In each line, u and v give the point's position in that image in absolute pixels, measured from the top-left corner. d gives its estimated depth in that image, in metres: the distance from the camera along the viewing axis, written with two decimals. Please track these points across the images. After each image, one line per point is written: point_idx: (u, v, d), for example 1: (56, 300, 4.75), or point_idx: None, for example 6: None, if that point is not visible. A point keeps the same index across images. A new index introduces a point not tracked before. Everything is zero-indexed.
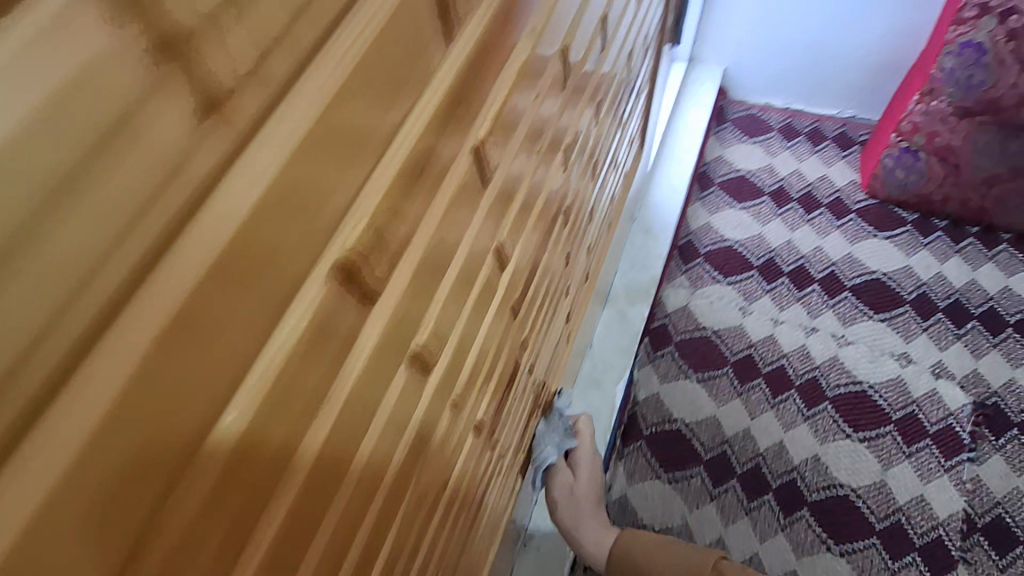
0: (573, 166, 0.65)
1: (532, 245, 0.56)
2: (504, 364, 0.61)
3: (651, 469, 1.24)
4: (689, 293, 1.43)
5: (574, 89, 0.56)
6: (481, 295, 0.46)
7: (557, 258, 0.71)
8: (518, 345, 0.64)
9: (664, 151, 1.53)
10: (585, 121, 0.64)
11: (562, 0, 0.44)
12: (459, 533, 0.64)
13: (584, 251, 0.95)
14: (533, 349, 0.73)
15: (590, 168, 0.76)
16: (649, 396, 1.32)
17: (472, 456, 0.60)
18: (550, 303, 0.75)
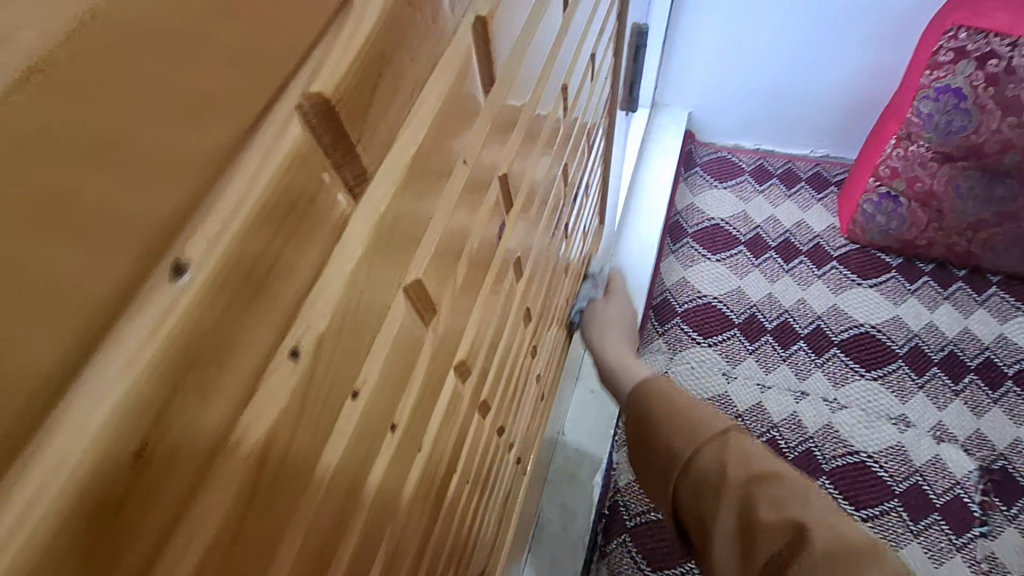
0: (519, 301, 0.54)
1: (459, 437, 0.43)
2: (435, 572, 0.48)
3: (637, 568, 1.10)
4: (667, 359, 1.32)
5: (509, 225, 0.44)
6: (385, 562, 0.33)
7: (513, 398, 0.59)
8: (461, 530, 0.49)
9: (631, 204, 1.43)
10: (531, 248, 0.53)
11: (469, 153, 0.33)
12: None
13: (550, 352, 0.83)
14: (489, 507, 0.60)
15: (545, 281, 0.64)
16: (631, 481, 1.18)
17: None
18: (507, 444, 0.63)
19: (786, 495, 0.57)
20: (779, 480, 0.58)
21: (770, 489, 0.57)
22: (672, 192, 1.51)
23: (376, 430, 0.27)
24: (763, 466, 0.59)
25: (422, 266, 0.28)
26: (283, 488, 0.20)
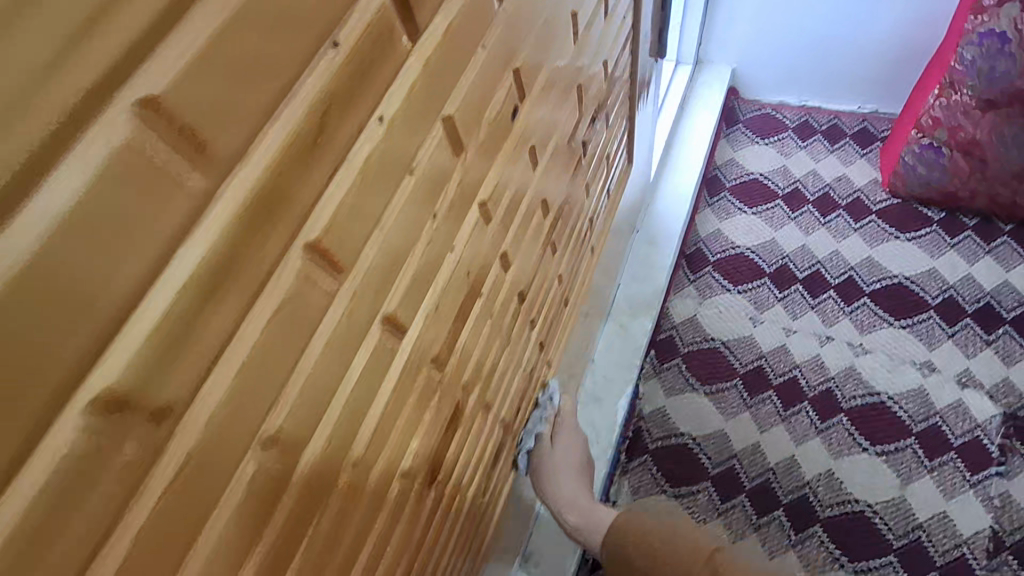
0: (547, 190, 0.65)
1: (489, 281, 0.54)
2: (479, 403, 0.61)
3: (657, 483, 1.24)
4: (697, 303, 1.41)
5: (524, 114, 0.51)
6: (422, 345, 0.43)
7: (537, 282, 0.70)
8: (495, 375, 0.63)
9: (669, 156, 1.50)
10: (557, 143, 0.63)
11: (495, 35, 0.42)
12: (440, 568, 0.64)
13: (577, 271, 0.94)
14: (511, 384, 0.70)
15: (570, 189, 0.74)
16: (655, 409, 1.31)
17: (435, 517, 0.58)
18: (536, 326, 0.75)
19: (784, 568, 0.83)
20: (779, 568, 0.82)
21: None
22: (711, 148, 1.58)
23: (410, 235, 0.38)
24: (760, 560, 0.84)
25: (446, 120, 0.38)
26: (349, 243, 0.32)
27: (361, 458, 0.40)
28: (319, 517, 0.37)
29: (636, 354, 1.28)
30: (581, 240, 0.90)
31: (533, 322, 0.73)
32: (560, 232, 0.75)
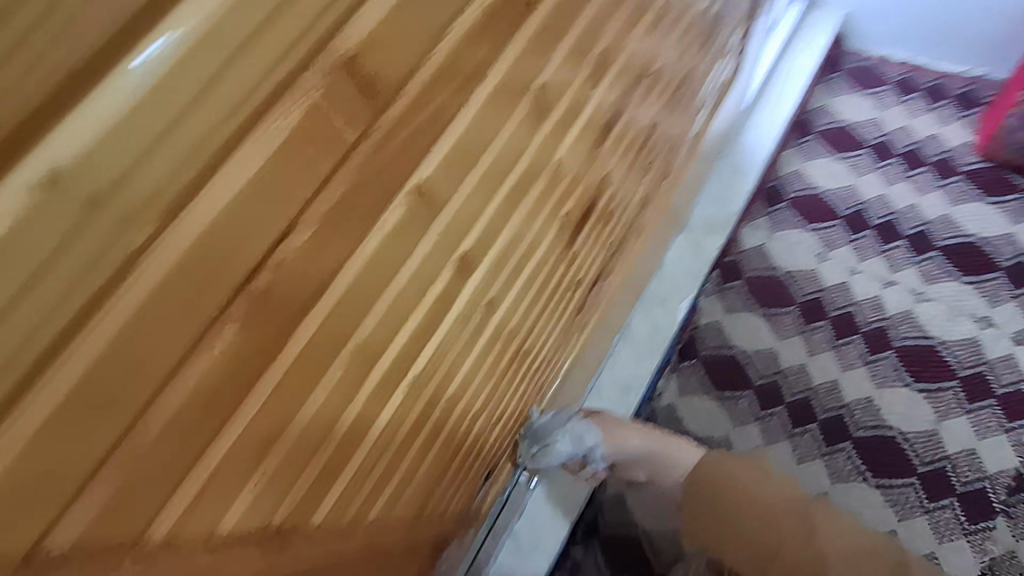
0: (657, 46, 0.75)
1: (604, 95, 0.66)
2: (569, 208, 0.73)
3: (703, 386, 1.35)
4: (768, 234, 1.48)
5: None
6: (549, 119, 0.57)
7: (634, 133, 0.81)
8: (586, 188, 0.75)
9: (765, 90, 1.54)
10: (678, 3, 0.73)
11: None
12: (514, 347, 0.78)
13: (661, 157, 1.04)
14: (591, 211, 0.82)
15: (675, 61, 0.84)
16: (711, 322, 1.39)
17: (527, 287, 0.71)
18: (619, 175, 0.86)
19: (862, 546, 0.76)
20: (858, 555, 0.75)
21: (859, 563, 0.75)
22: (807, 91, 1.60)
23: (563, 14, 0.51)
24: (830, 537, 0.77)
25: None
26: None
27: (498, 174, 0.53)
28: (482, 203, 0.50)
29: (704, 265, 1.35)
30: (670, 127, 0.98)
31: (625, 169, 0.84)
32: (661, 97, 0.85)
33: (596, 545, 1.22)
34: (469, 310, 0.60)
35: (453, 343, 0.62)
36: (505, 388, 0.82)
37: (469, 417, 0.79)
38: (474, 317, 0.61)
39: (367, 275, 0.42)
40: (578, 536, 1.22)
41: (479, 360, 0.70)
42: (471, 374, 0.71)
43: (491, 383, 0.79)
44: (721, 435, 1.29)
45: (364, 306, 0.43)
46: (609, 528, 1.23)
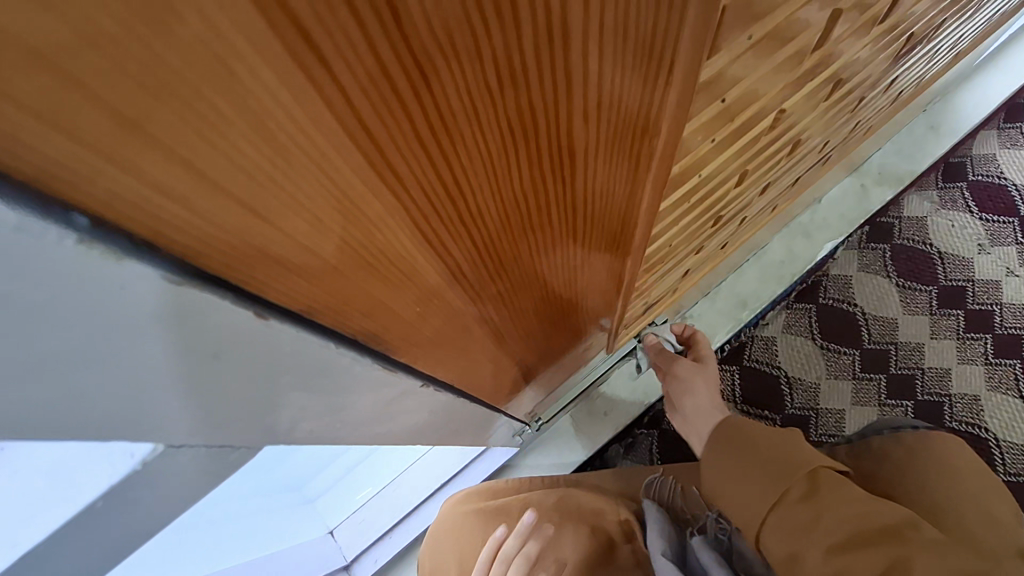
0: None
1: None
2: (914, 42, 0.58)
3: (809, 330, 1.30)
4: (933, 209, 1.37)
5: None
6: None
7: (984, 4, 0.67)
8: (930, 37, 0.62)
9: (995, 63, 1.46)
10: None
11: None
12: (761, 201, 0.69)
13: (939, 70, 0.90)
14: (896, 81, 0.69)
15: None
16: (840, 275, 1.33)
17: (821, 136, 0.61)
18: (936, 51, 0.72)
19: (903, 517, 0.50)
20: (875, 514, 0.51)
21: (855, 562, 0.49)
22: None
23: None
24: (862, 491, 0.54)
25: None
26: None
27: None
28: None
29: (864, 212, 1.35)
30: (963, 50, 0.87)
31: (937, 50, 0.72)
32: None
33: (657, 432, 1.20)
34: (806, 126, 0.50)
35: (772, 159, 0.51)
36: (717, 248, 0.74)
37: (686, 273, 0.73)
38: (795, 141, 0.53)
39: None
40: (641, 423, 1.20)
41: (746, 203, 0.62)
42: (739, 210, 0.62)
43: (723, 237, 0.71)
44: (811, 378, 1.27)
45: (839, 29, 0.33)
46: (672, 425, 1.19)
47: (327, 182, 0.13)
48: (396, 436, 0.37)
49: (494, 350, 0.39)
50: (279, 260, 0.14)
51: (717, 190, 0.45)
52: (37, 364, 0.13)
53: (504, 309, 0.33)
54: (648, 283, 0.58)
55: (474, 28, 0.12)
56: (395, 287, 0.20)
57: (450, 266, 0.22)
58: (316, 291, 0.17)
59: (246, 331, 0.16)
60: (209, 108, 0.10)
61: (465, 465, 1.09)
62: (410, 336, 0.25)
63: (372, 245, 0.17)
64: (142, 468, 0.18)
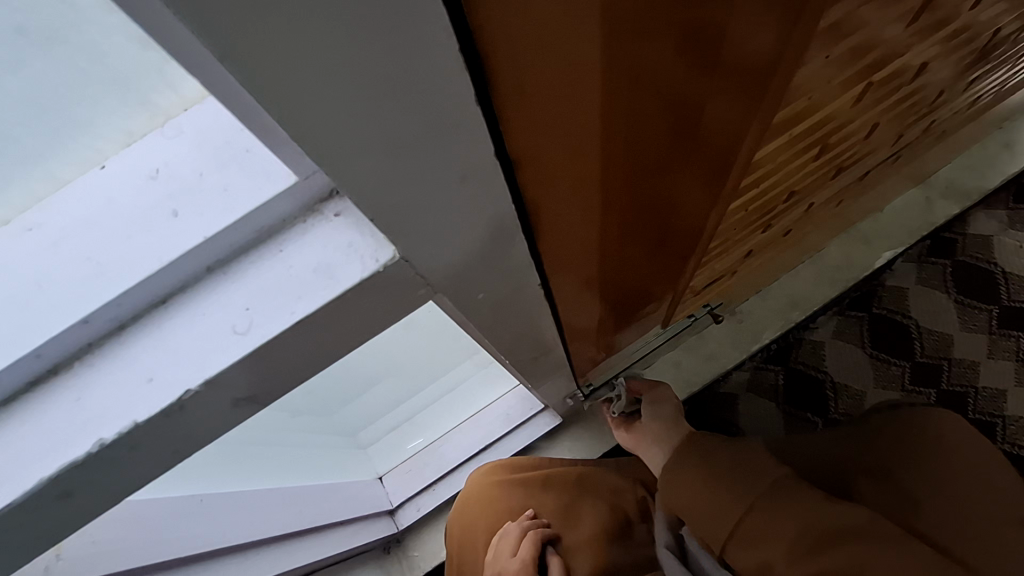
0: None
1: None
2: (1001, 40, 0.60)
3: (861, 339, 1.30)
4: (1001, 228, 1.34)
5: None
6: None
7: None
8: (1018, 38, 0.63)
9: None
10: None
11: None
12: (829, 190, 0.72)
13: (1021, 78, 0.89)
14: (976, 81, 0.71)
15: None
16: (897, 286, 1.33)
17: (892, 128, 0.64)
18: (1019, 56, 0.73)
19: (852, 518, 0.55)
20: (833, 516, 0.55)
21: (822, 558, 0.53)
22: None
23: None
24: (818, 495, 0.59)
25: None
26: None
27: None
28: None
29: (926, 225, 1.34)
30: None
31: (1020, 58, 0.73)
32: None
33: (697, 422, 1.25)
34: (885, 108, 0.54)
35: (847, 141, 0.55)
36: (782, 230, 0.77)
37: (752, 252, 0.76)
38: (874, 123, 0.56)
39: None
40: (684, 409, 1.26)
41: (818, 184, 0.65)
42: (811, 189, 0.65)
43: (791, 218, 0.73)
44: (858, 386, 1.26)
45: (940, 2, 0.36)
46: (712, 417, 1.25)
47: (548, 33, 0.20)
48: (501, 336, 0.44)
49: (597, 275, 0.44)
50: (522, 101, 0.22)
51: (800, 159, 0.50)
52: (391, 123, 0.20)
53: (621, 232, 0.40)
54: (718, 250, 0.62)
55: None
56: (567, 164, 0.28)
57: (590, 150, 0.29)
58: (528, 142, 0.25)
59: (481, 148, 0.23)
60: None
61: (510, 431, 1.15)
62: (558, 222, 0.33)
63: (568, 117, 0.25)
64: (382, 269, 0.27)
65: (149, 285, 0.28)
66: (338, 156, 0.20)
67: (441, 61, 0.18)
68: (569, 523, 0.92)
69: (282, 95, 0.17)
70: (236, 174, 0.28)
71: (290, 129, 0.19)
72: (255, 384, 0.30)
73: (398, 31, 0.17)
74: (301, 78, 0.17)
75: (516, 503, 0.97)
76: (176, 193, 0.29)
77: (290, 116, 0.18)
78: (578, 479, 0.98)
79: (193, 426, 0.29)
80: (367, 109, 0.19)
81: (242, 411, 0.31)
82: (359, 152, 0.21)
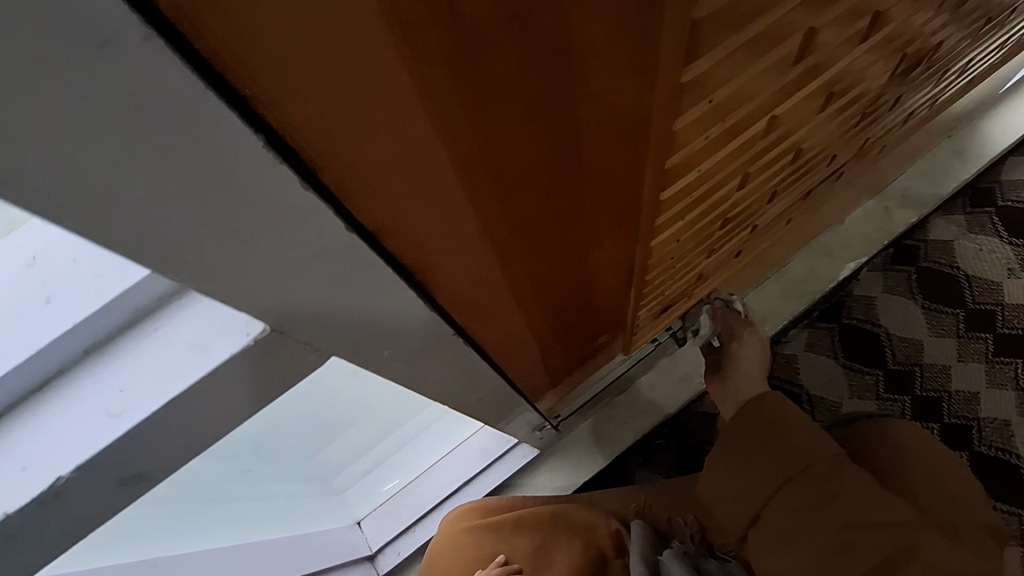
0: None
1: None
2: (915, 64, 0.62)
3: (833, 349, 1.31)
4: (960, 232, 1.37)
5: None
6: None
7: (986, 34, 0.72)
8: (934, 61, 0.66)
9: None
10: None
11: None
12: (769, 212, 0.74)
13: (950, 95, 0.92)
14: (902, 100, 0.73)
15: None
16: (865, 295, 1.34)
17: (823, 151, 0.66)
18: (942, 74, 0.75)
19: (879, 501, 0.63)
20: (851, 493, 0.64)
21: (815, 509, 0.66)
22: None
23: None
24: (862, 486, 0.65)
25: None
26: None
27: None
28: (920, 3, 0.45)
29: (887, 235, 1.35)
30: (976, 76, 0.91)
31: (944, 75, 0.76)
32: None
33: (675, 445, 1.24)
34: (804, 136, 0.55)
35: (771, 169, 0.56)
36: (730, 252, 0.78)
37: (701, 276, 0.77)
38: (798, 151, 0.58)
39: None
40: (661, 432, 1.25)
41: (755, 209, 0.67)
42: (749, 214, 0.67)
43: (736, 240, 0.75)
44: (834, 398, 1.27)
45: (820, 43, 0.38)
46: (693, 439, 1.24)
47: (385, 149, 0.20)
48: (432, 386, 0.45)
49: (523, 318, 0.45)
50: (382, 203, 0.23)
51: (721, 190, 0.51)
52: (220, 222, 0.20)
53: (548, 279, 0.41)
54: (661, 280, 0.64)
55: (490, 70, 0.20)
56: (464, 245, 0.29)
57: (485, 231, 0.30)
58: (407, 238, 0.26)
59: (333, 233, 0.23)
60: (345, 56, 0.16)
61: (486, 467, 1.14)
62: (473, 286, 0.34)
63: (447, 212, 0.26)
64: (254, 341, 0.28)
65: (20, 374, 0.28)
66: (183, 252, 0.20)
67: (252, 161, 0.19)
68: (539, 567, 0.92)
69: (82, 212, 0.17)
70: (109, 258, 0.28)
71: (105, 240, 0.19)
72: (143, 458, 0.30)
73: (191, 143, 0.17)
74: (96, 193, 0.17)
75: (488, 549, 0.96)
76: (50, 280, 0.28)
77: (109, 227, 0.18)
78: (549, 518, 0.96)
79: (81, 503, 0.30)
80: (187, 213, 0.19)
81: (129, 490, 0.31)
82: (195, 252, 0.21)
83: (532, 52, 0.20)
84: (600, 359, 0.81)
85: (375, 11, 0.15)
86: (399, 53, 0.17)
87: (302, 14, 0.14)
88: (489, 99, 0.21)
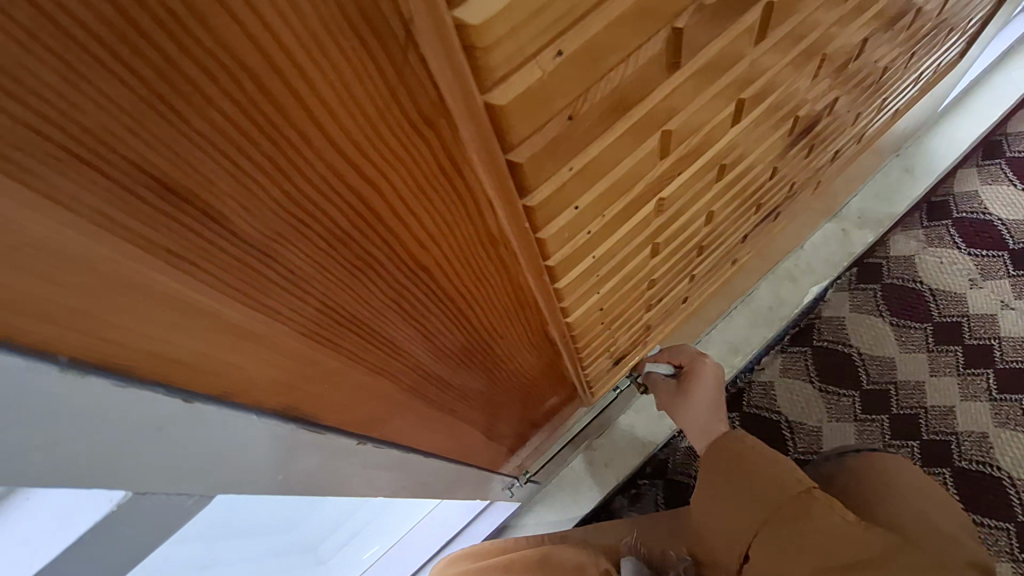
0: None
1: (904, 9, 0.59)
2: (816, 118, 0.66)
3: (808, 373, 1.32)
4: (920, 247, 1.40)
5: None
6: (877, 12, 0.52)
7: (885, 80, 0.76)
8: (834, 113, 0.70)
9: (964, 106, 1.51)
10: None
11: None
12: (704, 262, 0.77)
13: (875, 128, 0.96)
14: (818, 145, 0.76)
15: (953, 17, 0.77)
16: (834, 316, 1.36)
17: (743, 204, 0.70)
18: (853, 117, 0.79)
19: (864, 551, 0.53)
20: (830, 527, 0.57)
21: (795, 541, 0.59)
22: (1004, 115, 1.51)
23: None
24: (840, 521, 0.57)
25: None
26: None
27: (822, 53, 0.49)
28: (786, 83, 0.48)
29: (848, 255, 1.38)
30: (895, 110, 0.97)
31: (855, 118, 0.81)
32: (924, 48, 0.78)
33: (661, 483, 1.23)
34: (711, 201, 0.58)
35: (684, 232, 0.59)
36: (673, 301, 0.79)
37: (647, 327, 0.78)
38: (711, 212, 0.61)
39: (706, 80, 0.37)
40: (645, 472, 1.24)
41: (684, 264, 0.69)
42: (679, 269, 0.69)
43: (675, 291, 0.77)
44: (813, 423, 1.27)
45: (680, 138, 0.41)
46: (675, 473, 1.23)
47: (222, 346, 0.23)
48: (357, 487, 0.45)
49: (439, 407, 0.47)
50: (230, 374, 0.25)
51: (630, 263, 0.53)
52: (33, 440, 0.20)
53: (459, 372, 0.44)
54: (599, 344, 0.66)
55: (303, 264, 0.23)
56: (346, 380, 0.32)
57: (367, 363, 0.33)
58: (274, 391, 0.28)
59: (174, 410, 0.24)
60: (124, 279, 0.18)
61: (471, 519, 1.17)
62: (373, 402, 0.37)
63: (316, 364, 0.29)
64: None
65: None
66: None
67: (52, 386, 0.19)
68: None
69: None
70: None
71: None
72: None
73: None
74: None
75: None
76: None
77: None
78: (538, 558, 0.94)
79: None
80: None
81: None
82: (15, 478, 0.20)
83: (338, 241, 0.23)
84: (558, 415, 0.82)
85: (134, 245, 0.18)
86: (180, 261, 0.19)
87: (60, 264, 0.17)
88: (315, 281, 0.24)
